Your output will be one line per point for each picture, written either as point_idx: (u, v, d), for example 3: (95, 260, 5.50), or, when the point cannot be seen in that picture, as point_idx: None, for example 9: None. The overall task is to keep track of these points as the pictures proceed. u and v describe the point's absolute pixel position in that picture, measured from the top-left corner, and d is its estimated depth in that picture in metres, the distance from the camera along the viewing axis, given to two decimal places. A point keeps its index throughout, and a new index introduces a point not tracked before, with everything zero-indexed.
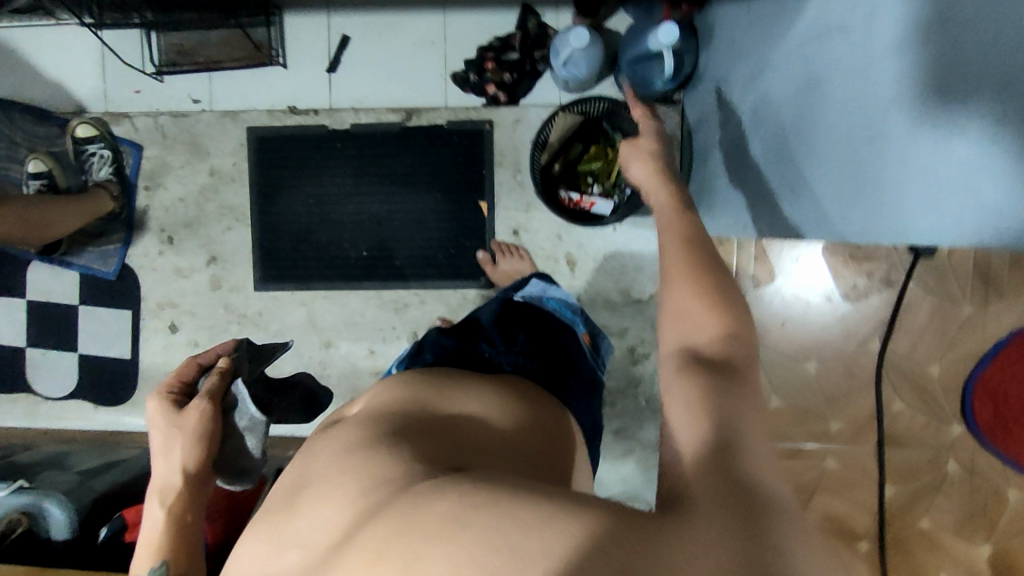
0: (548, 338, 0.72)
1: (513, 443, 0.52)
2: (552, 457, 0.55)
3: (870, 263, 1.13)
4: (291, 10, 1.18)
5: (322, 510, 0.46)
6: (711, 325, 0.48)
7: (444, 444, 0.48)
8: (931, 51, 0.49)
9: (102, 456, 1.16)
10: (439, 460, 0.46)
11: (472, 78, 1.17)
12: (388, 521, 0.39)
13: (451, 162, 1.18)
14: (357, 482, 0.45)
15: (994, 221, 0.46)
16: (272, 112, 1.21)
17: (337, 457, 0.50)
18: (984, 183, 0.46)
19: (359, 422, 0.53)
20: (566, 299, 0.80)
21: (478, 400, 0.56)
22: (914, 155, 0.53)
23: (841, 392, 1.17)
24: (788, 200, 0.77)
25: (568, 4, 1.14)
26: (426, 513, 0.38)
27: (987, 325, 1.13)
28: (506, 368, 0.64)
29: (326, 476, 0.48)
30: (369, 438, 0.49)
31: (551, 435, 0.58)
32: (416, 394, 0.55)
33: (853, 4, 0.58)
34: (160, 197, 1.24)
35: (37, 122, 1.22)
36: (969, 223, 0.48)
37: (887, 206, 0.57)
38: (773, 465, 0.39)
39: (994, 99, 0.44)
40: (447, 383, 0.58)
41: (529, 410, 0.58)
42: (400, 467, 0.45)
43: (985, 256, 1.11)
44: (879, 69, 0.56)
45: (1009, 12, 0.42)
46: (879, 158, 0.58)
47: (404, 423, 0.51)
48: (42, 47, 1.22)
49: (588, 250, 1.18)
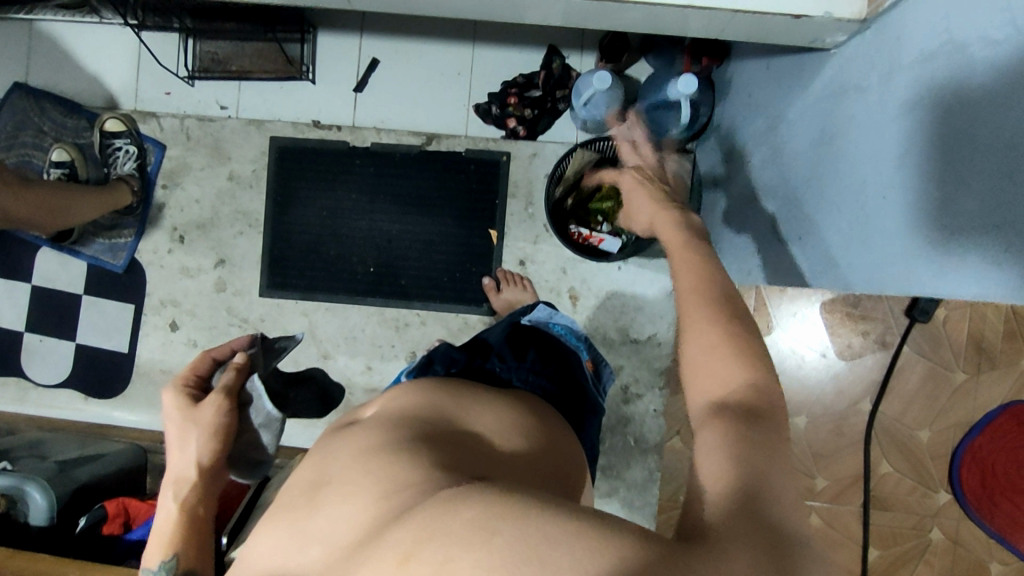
0: (555, 360, 0.73)
1: (531, 460, 0.53)
2: (569, 479, 0.56)
3: (866, 323, 1.15)
4: (326, 30, 1.23)
5: (346, 511, 0.46)
6: (734, 371, 0.47)
7: (461, 453, 0.49)
8: (940, 110, 0.52)
9: (85, 446, 1.15)
10: (459, 468, 0.46)
11: (494, 110, 1.20)
12: (418, 524, 0.39)
13: (466, 189, 1.21)
14: (379, 485, 0.46)
15: (997, 276, 0.47)
16: (297, 124, 1.24)
17: (357, 460, 0.50)
18: (989, 234, 0.48)
19: (377, 427, 0.54)
20: (572, 325, 0.81)
21: (495, 416, 0.57)
22: (922, 208, 0.55)
23: (829, 450, 1.17)
24: (796, 253, 0.79)
25: (592, 49, 1.19)
26: (453, 518, 0.38)
27: (979, 395, 1.15)
28: (514, 383, 0.67)
29: (346, 477, 0.49)
30: (390, 443, 0.50)
31: (566, 458, 0.58)
32: (433, 403, 0.56)
33: (870, 66, 0.62)
34: (177, 197, 1.27)
35: (67, 114, 1.26)
36: (971, 273, 0.50)
37: (893, 256, 0.59)
38: (797, 513, 0.39)
39: (997, 158, 0.47)
40: (462, 397, 0.59)
41: (543, 430, 0.59)
42: (421, 473, 0.45)
43: (979, 325, 1.15)
44: (890, 126, 0.59)
45: (1006, 76, 0.46)
46: (886, 210, 0.60)
47: (423, 431, 0.52)
48: (79, 41, 1.26)
49: (591, 286, 1.20)
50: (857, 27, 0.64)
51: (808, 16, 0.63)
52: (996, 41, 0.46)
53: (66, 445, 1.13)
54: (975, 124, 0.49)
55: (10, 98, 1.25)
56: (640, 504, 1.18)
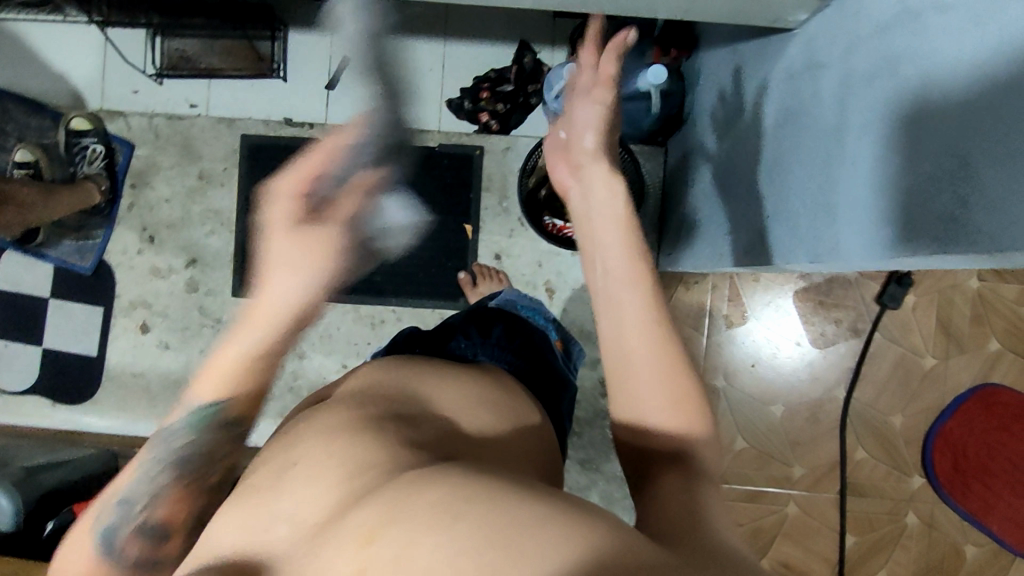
0: (523, 339, 0.74)
1: (497, 440, 0.52)
2: (538, 460, 0.55)
3: (838, 311, 1.17)
4: (297, 27, 1.22)
5: (310, 487, 0.45)
6: (667, 412, 0.53)
7: (429, 433, 0.48)
8: (904, 73, 0.54)
9: (51, 453, 1.11)
10: (430, 448, 0.46)
11: (466, 105, 1.20)
12: (380, 505, 0.39)
13: (438, 182, 1.20)
14: (346, 462, 0.45)
15: (953, 230, 0.48)
16: (268, 121, 1.23)
17: (325, 436, 0.49)
18: (948, 190, 0.48)
19: (345, 403, 0.53)
20: (540, 307, 0.81)
21: (463, 395, 0.56)
22: (887, 172, 0.55)
23: (805, 437, 1.18)
24: (760, 243, 0.80)
25: (563, 44, 1.20)
26: (418, 499, 0.38)
27: (948, 379, 1.17)
28: (481, 361, 0.67)
29: (312, 454, 0.48)
30: (358, 419, 0.49)
31: (536, 440, 0.58)
32: (400, 382, 0.56)
33: (833, 41, 0.64)
34: (146, 196, 1.25)
35: (31, 113, 1.23)
36: (930, 232, 0.50)
37: (855, 223, 0.60)
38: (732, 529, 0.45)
39: (958, 111, 0.48)
40: (426, 375, 0.58)
41: (512, 410, 0.58)
42: (387, 454, 0.44)
43: (946, 309, 1.17)
44: (854, 96, 0.60)
45: (967, 32, 0.47)
46: (849, 179, 0.61)
47: (391, 408, 0.51)
48: (46, 40, 1.24)
49: (566, 279, 1.21)
50: (818, 4, 0.65)
51: None
52: (952, 4, 0.48)
53: (30, 452, 1.10)
54: (936, 82, 0.50)
55: None
56: (620, 495, 1.17)
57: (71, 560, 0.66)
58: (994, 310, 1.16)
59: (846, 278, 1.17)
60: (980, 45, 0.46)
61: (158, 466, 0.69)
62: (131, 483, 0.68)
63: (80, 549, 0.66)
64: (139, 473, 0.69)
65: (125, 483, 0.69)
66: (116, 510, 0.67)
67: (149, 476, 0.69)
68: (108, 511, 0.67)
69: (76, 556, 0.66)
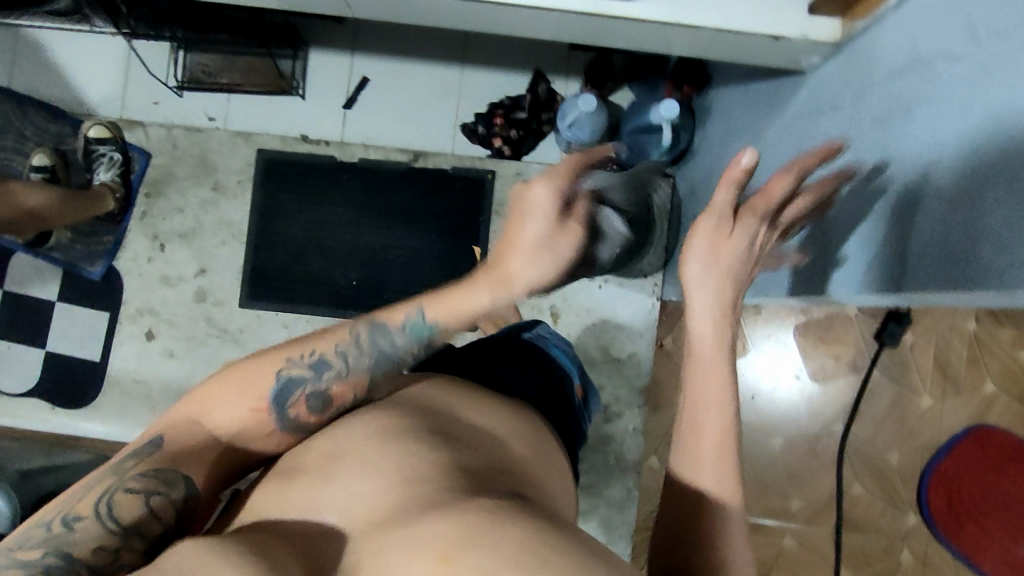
0: (549, 377, 0.73)
1: (529, 461, 0.53)
2: (561, 485, 0.56)
3: (837, 347, 1.19)
4: (317, 47, 1.25)
5: (366, 487, 0.46)
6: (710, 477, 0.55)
7: (470, 452, 0.49)
8: (916, 119, 0.56)
9: (51, 457, 1.11)
10: (488, 477, 0.46)
11: (480, 130, 1.23)
12: (457, 524, 0.37)
13: (452, 206, 1.23)
14: (399, 471, 0.46)
15: (965, 271, 0.49)
16: (285, 137, 1.25)
17: (374, 440, 0.50)
18: (959, 231, 0.50)
19: (390, 410, 0.54)
20: (569, 349, 0.78)
21: (498, 418, 0.57)
22: (902, 210, 0.57)
23: (804, 471, 1.19)
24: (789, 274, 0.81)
25: (577, 75, 1.23)
26: (496, 531, 0.36)
27: (943, 418, 1.18)
28: (512, 386, 0.68)
29: (365, 455, 0.49)
30: (410, 430, 0.50)
31: (560, 468, 0.58)
32: (436, 398, 0.57)
33: (846, 85, 0.67)
34: (159, 206, 1.26)
35: (50, 119, 1.25)
36: (943, 271, 0.51)
37: (873, 257, 0.61)
38: None
39: (967, 156, 0.50)
40: (461, 396, 0.59)
41: (538, 435, 0.59)
42: (433, 468, 0.46)
43: (943, 349, 1.19)
44: (868, 137, 0.63)
45: (980, 81, 0.49)
46: (866, 214, 0.63)
47: (439, 424, 0.52)
48: (69, 50, 1.27)
49: (572, 304, 1.21)
50: (831, 50, 0.69)
51: (786, 37, 0.69)
52: (962, 54, 0.51)
53: (29, 455, 1.10)
54: (946, 126, 0.52)
55: None
56: (619, 523, 1.16)
57: (235, 398, 0.58)
58: (990, 353, 1.18)
59: (847, 315, 1.20)
60: (991, 94, 0.48)
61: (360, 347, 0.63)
62: (327, 351, 0.62)
63: (251, 392, 0.58)
64: (338, 345, 0.62)
65: (320, 347, 0.62)
66: (304, 368, 0.60)
67: (354, 356, 0.62)
68: (293, 366, 0.60)
69: (231, 393, 0.58)
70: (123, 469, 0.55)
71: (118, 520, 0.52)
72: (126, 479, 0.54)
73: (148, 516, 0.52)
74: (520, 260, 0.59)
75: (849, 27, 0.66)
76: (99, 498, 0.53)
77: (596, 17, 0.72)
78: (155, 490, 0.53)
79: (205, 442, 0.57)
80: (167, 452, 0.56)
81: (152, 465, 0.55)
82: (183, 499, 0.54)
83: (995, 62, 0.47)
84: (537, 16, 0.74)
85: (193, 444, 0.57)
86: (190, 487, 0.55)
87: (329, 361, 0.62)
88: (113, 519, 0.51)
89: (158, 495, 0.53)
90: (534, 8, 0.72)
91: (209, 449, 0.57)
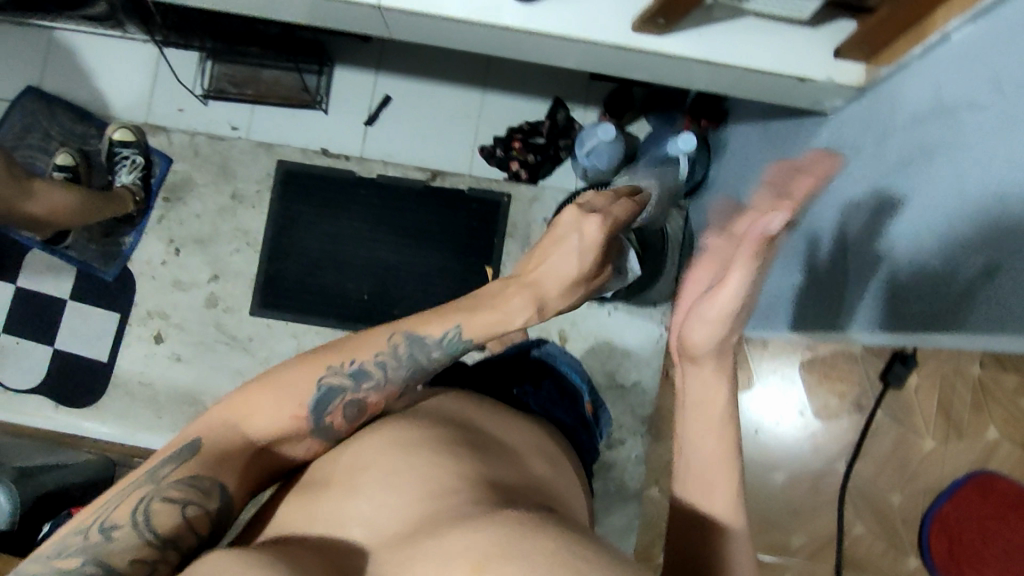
0: (561, 397, 0.73)
1: (551, 477, 0.56)
2: (580, 499, 0.58)
3: (842, 385, 1.20)
4: (343, 65, 1.28)
5: (393, 500, 0.48)
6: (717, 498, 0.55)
7: (494, 466, 0.51)
8: (936, 165, 0.58)
9: (53, 455, 1.10)
10: (513, 493, 0.48)
11: (498, 153, 1.25)
12: (491, 538, 0.39)
13: (466, 226, 1.24)
14: (426, 485, 0.48)
15: (986, 316, 0.51)
16: (306, 150, 1.28)
17: (400, 452, 0.52)
18: (979, 277, 0.52)
19: (415, 420, 0.57)
20: (580, 366, 0.76)
21: (520, 434, 0.60)
22: (919, 253, 0.59)
23: (805, 508, 1.19)
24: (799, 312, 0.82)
25: (596, 104, 1.25)
26: (530, 545, 0.38)
27: (946, 462, 1.18)
28: (531, 406, 0.70)
29: (391, 467, 0.51)
30: (437, 442, 0.53)
31: (578, 486, 0.60)
32: (461, 410, 0.60)
33: (868, 128, 0.69)
34: (177, 211, 1.28)
35: (77, 120, 1.28)
36: (963, 314, 0.53)
37: (890, 296, 0.63)
38: None
39: (987, 205, 0.51)
40: (483, 410, 0.61)
41: (556, 452, 0.61)
42: (461, 480, 0.48)
43: (948, 393, 1.19)
44: (886, 179, 0.65)
45: (1000, 133, 0.51)
46: (883, 254, 0.65)
47: (463, 436, 0.54)
48: (99, 54, 1.29)
49: (581, 329, 1.22)
50: (853, 93, 0.72)
51: (812, 79, 0.71)
52: (985, 105, 0.53)
53: (31, 452, 1.09)
54: (966, 175, 0.54)
55: (21, 100, 1.27)
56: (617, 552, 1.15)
57: (274, 399, 0.57)
58: (994, 399, 1.19)
59: (852, 354, 1.21)
60: (1012, 146, 0.49)
61: (395, 360, 0.61)
62: (367, 360, 0.60)
63: (291, 399, 0.57)
64: (378, 355, 0.60)
65: (361, 356, 0.60)
66: (344, 376, 0.59)
67: (392, 366, 0.61)
68: (334, 373, 0.59)
69: (272, 405, 0.57)
70: (158, 476, 0.54)
71: (156, 531, 0.51)
72: (162, 488, 0.53)
73: (186, 528, 0.52)
74: (557, 287, 0.60)
75: (873, 72, 0.69)
76: (137, 505, 0.52)
77: (624, 50, 0.74)
78: (192, 500, 0.53)
79: (241, 446, 0.57)
80: (205, 458, 0.55)
81: (190, 471, 0.54)
82: (218, 508, 0.55)
83: (1015, 117, 0.49)
84: (567, 46, 0.76)
85: (230, 449, 0.56)
86: (226, 497, 0.55)
87: (369, 370, 0.60)
88: (152, 530, 0.51)
89: (194, 504, 0.53)
90: (565, 38, 0.74)
91: (245, 452, 0.57)
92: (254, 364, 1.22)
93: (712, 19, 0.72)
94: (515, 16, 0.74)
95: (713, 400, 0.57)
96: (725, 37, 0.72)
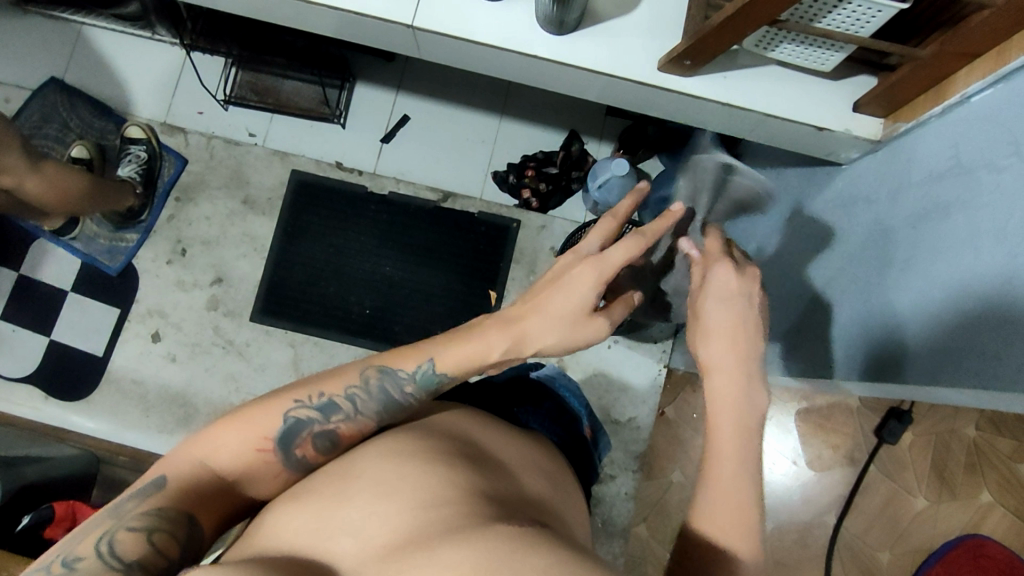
0: (561, 419, 0.73)
1: (549, 497, 0.55)
2: (579, 521, 0.58)
3: (836, 436, 1.20)
4: (365, 82, 1.30)
5: (381, 507, 0.48)
6: (717, 518, 0.51)
7: (490, 480, 0.51)
8: (951, 223, 0.58)
9: (36, 446, 1.09)
10: (507, 506, 0.48)
11: (511, 179, 1.25)
12: (486, 552, 0.40)
13: (472, 248, 1.25)
14: (418, 493, 0.48)
15: (995, 373, 0.51)
16: (320, 161, 1.29)
17: (391, 461, 0.52)
18: (989, 335, 0.52)
19: (411, 432, 0.56)
20: (579, 390, 0.76)
21: (518, 453, 0.59)
22: (929, 307, 0.59)
23: (793, 560, 1.16)
24: (802, 356, 0.82)
25: (610, 139, 1.28)
26: (523, 562, 0.38)
27: (937, 523, 1.17)
28: (532, 426, 0.70)
29: (382, 475, 0.51)
30: (432, 452, 0.52)
31: (577, 508, 0.60)
32: (459, 426, 0.59)
33: (880, 183, 0.70)
34: (187, 211, 1.28)
35: (97, 115, 1.29)
36: (971, 370, 0.53)
37: (896, 349, 0.63)
38: None
39: (1001, 267, 0.52)
40: (482, 425, 0.61)
41: (555, 473, 0.61)
42: (456, 491, 0.48)
43: (941, 453, 1.19)
44: (899, 233, 0.65)
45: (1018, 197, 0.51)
46: (891, 306, 0.65)
47: (461, 448, 0.55)
48: (126, 52, 1.31)
49: (580, 360, 1.22)
50: (870, 146, 0.73)
51: (830, 130, 0.73)
52: (1002, 167, 0.53)
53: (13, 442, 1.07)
54: (981, 236, 0.54)
55: (44, 91, 1.28)
56: None
57: (239, 433, 0.57)
58: (989, 463, 1.18)
59: (848, 406, 1.21)
60: None
61: (364, 395, 0.61)
62: (336, 394, 0.60)
63: (254, 431, 0.57)
64: (349, 388, 0.61)
65: (329, 391, 0.60)
66: (312, 409, 0.59)
67: (362, 399, 0.61)
68: (301, 406, 0.59)
69: (241, 436, 0.57)
70: (124, 510, 0.53)
71: (121, 558, 0.50)
72: (127, 519, 0.53)
73: (153, 552, 0.51)
74: (542, 326, 0.59)
75: (890, 127, 0.70)
76: (100, 538, 0.51)
77: (647, 87, 0.76)
78: (158, 528, 0.52)
79: (209, 483, 0.55)
80: (171, 489, 0.54)
81: (157, 503, 0.53)
82: (187, 538, 0.53)
83: None
84: (590, 80, 0.78)
85: (197, 481, 0.55)
86: (194, 527, 0.54)
87: (338, 404, 0.60)
88: (117, 557, 0.50)
89: (162, 530, 0.52)
90: (590, 72, 0.76)
91: (214, 486, 0.55)
92: (248, 370, 1.21)
93: (737, 65, 0.74)
94: (544, 47, 0.76)
95: (723, 399, 0.55)
96: (747, 83, 0.74)
